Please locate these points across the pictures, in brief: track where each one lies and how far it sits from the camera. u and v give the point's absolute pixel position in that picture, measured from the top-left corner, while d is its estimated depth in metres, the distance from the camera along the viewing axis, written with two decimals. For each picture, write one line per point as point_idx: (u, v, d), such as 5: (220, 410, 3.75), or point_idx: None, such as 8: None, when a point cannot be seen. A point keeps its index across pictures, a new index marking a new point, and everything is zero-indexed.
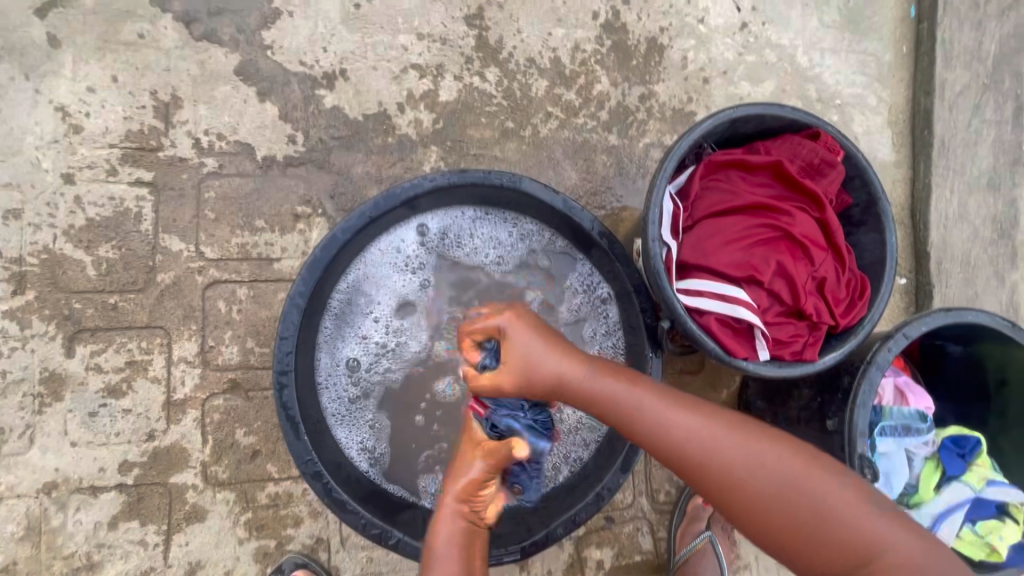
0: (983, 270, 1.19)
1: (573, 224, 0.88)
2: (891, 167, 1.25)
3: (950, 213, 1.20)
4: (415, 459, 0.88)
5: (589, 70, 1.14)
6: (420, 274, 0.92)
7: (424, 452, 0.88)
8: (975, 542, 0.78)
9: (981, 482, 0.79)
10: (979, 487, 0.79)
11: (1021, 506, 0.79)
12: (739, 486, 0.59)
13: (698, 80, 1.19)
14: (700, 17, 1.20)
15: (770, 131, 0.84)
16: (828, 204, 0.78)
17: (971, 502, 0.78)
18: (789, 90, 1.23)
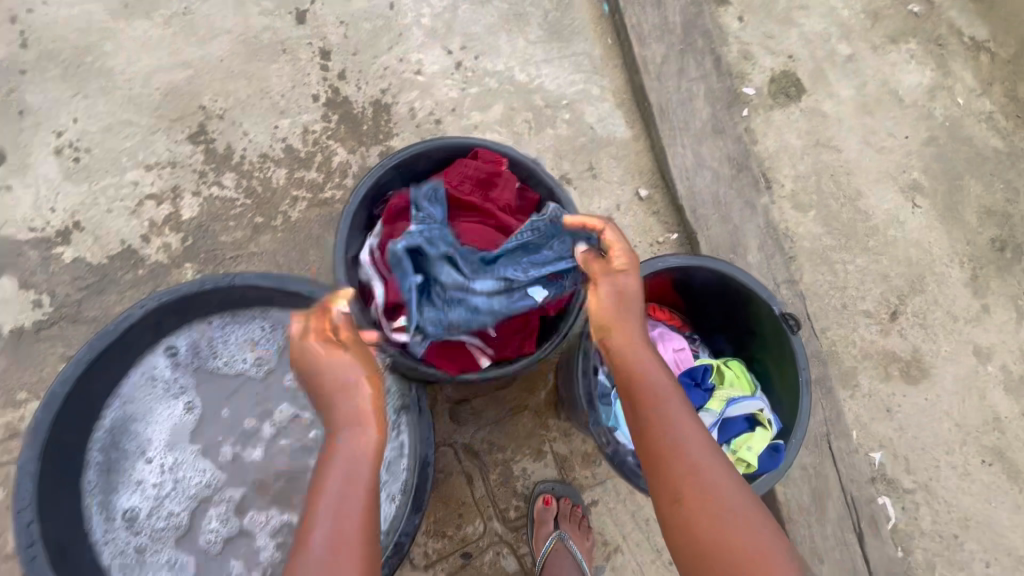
0: (734, 205, 1.31)
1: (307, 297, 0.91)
2: (629, 144, 1.38)
3: (688, 165, 1.32)
4: None
5: (323, 147, 1.22)
6: (185, 395, 0.94)
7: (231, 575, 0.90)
8: (733, 460, 0.87)
9: (720, 405, 0.89)
10: (717, 410, 0.88)
11: (761, 413, 0.88)
12: (705, 483, 0.62)
13: (430, 124, 1.29)
14: (416, 70, 1.32)
15: (444, 161, 0.93)
16: (503, 212, 0.88)
17: (714, 426, 0.88)
18: (517, 106, 1.35)
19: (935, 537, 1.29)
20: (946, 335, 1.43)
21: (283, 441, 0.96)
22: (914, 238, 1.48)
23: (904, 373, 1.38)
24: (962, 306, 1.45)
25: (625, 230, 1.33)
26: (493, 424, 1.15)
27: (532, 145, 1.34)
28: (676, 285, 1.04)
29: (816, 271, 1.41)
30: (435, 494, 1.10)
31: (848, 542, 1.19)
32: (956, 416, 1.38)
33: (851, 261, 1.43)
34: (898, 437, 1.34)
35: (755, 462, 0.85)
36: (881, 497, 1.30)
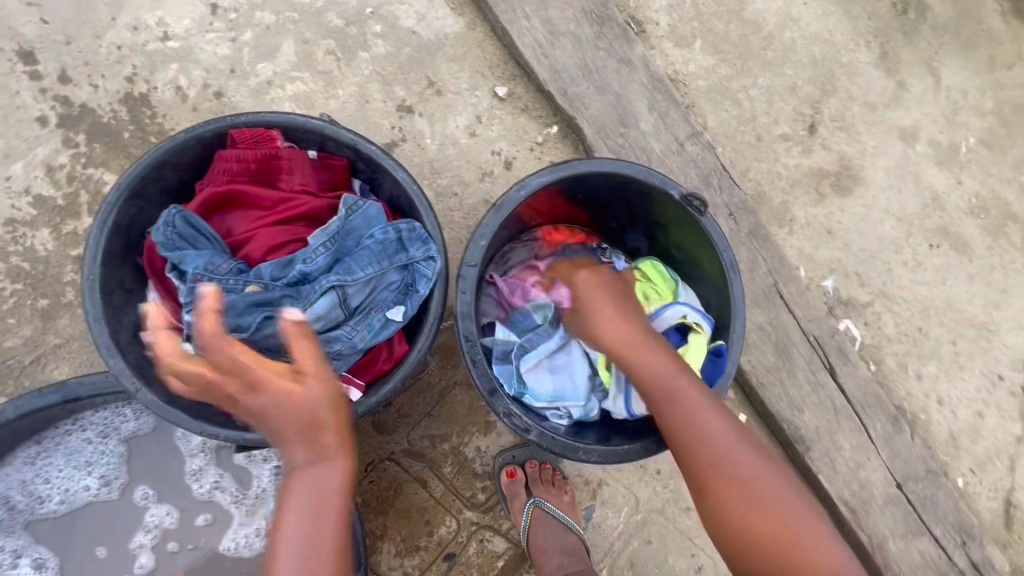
0: (607, 67, 1.09)
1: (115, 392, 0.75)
2: (465, 36, 1.11)
3: (540, 38, 1.08)
4: None
5: (83, 181, 0.93)
6: (24, 559, 0.77)
7: None
8: None
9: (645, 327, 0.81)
10: None
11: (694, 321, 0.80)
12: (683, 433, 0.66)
13: (210, 100, 1.00)
14: (163, 34, 1.00)
15: (201, 161, 0.68)
16: (301, 203, 0.67)
17: None
18: (311, 36, 1.05)
19: (901, 339, 1.27)
20: (869, 129, 1.30)
21: (172, 552, 0.80)
22: (813, 31, 1.29)
23: (836, 187, 1.27)
24: (878, 91, 1.31)
25: (496, 142, 1.11)
26: (428, 417, 1.00)
27: (349, 80, 1.06)
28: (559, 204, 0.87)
29: (720, 109, 1.23)
30: (392, 513, 0.98)
31: (823, 382, 1.14)
32: (896, 211, 1.29)
33: (753, 85, 1.25)
34: (846, 256, 1.26)
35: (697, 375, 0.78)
36: (842, 322, 1.24)
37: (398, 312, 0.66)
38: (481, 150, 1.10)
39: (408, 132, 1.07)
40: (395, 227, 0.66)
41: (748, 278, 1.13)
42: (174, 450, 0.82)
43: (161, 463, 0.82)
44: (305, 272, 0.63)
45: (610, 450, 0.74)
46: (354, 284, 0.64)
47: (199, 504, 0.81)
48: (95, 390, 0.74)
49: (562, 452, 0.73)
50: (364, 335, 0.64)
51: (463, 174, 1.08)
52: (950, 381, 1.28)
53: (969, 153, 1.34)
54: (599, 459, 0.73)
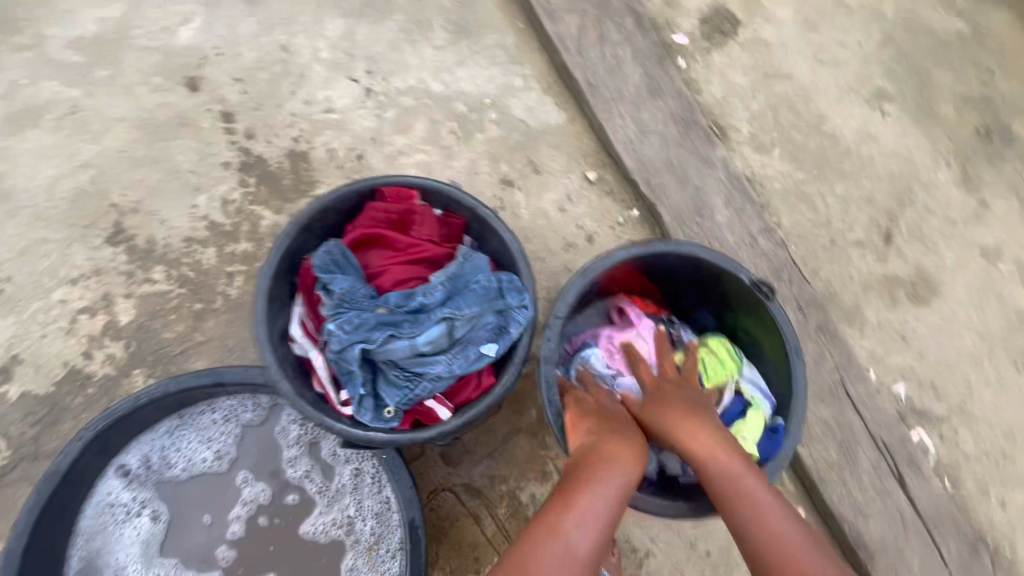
0: (689, 164, 1.22)
1: (245, 383, 0.90)
2: (566, 127, 1.30)
3: (631, 135, 1.23)
4: None
5: (247, 214, 1.16)
6: (148, 511, 0.92)
7: None
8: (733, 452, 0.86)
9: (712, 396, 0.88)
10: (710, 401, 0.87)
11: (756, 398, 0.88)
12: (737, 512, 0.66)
13: (353, 161, 1.22)
14: (327, 108, 1.25)
15: (354, 208, 0.85)
16: (425, 250, 0.82)
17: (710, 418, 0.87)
18: (439, 118, 1.27)
19: (981, 459, 1.21)
20: (947, 243, 1.33)
21: (262, 526, 0.92)
22: (891, 148, 1.37)
23: (911, 295, 1.29)
24: (958, 209, 1.35)
25: (581, 218, 1.25)
26: (490, 457, 1.07)
27: (464, 155, 1.26)
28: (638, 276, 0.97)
29: (794, 210, 1.31)
30: (445, 543, 1.03)
31: (891, 490, 1.11)
32: (977, 327, 1.28)
33: (828, 191, 1.33)
34: (920, 364, 1.25)
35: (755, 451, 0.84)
36: (914, 431, 1.21)
37: (490, 348, 0.77)
38: (568, 223, 1.24)
39: (507, 202, 1.24)
40: (498, 277, 0.79)
41: (814, 371, 1.15)
42: (277, 439, 0.95)
43: (264, 449, 0.95)
44: (423, 303, 0.76)
45: (661, 504, 0.80)
46: (461, 319, 0.76)
47: (288, 489, 0.94)
48: (240, 380, 0.89)
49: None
50: (462, 363, 0.75)
51: (549, 242, 1.22)
52: None
53: None
54: (645, 507, 0.79)
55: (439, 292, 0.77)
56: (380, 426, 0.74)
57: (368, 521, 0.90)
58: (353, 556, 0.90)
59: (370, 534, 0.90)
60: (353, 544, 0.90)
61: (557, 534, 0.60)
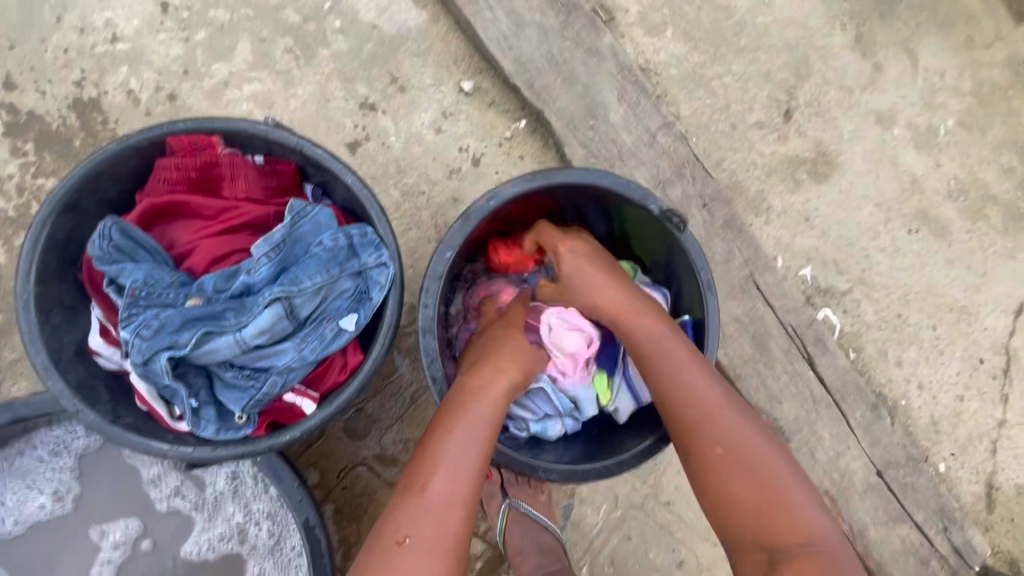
0: (575, 57, 1.06)
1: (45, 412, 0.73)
2: (428, 28, 1.08)
3: (505, 29, 1.04)
4: None
5: (34, 191, 0.91)
6: None
7: None
8: None
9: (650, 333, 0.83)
10: None
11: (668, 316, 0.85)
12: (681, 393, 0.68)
13: (164, 103, 0.97)
14: (112, 37, 0.96)
15: (142, 168, 0.65)
16: (245, 210, 0.65)
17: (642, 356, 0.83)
18: (267, 34, 1.02)
19: (881, 325, 1.26)
20: (846, 114, 1.28)
21: (146, 557, 0.79)
22: (787, 15, 1.27)
23: (813, 174, 1.25)
24: (854, 75, 1.29)
25: (463, 138, 1.08)
26: (396, 424, 0.97)
27: (307, 78, 1.03)
28: (533, 211, 0.86)
29: (693, 97, 1.21)
30: (365, 520, 0.96)
31: (801, 371, 1.13)
32: (874, 196, 1.28)
33: (726, 72, 1.23)
34: (823, 243, 1.24)
35: None
36: (820, 311, 1.24)
37: (349, 322, 0.64)
38: (447, 146, 1.07)
39: (372, 131, 1.04)
40: (345, 233, 0.64)
41: (723, 271, 1.11)
42: (127, 463, 0.79)
43: (115, 478, 0.80)
44: (248, 284, 0.60)
45: (571, 469, 0.74)
46: (302, 295, 0.61)
47: (159, 514, 0.79)
48: (42, 411, 0.72)
49: (523, 471, 0.73)
50: (315, 346, 0.62)
51: (430, 172, 1.06)
52: (929, 366, 1.27)
53: (947, 135, 1.32)
54: (560, 477, 0.74)
55: (268, 266, 0.61)
56: (228, 437, 0.61)
57: (263, 524, 0.79)
58: (257, 563, 0.79)
59: (269, 535, 0.79)
60: (252, 552, 0.79)
61: (419, 488, 0.60)
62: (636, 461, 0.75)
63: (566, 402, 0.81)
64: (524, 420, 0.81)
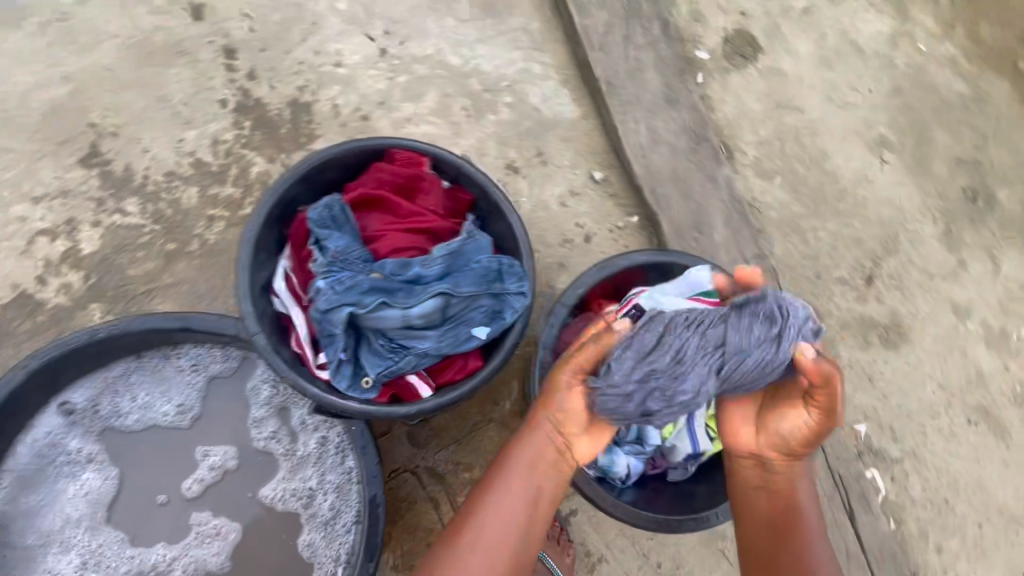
0: (695, 178, 1.22)
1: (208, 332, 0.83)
2: (579, 122, 1.27)
3: (643, 140, 1.22)
4: None
5: (237, 158, 1.10)
6: (96, 463, 0.84)
7: None
8: None
9: None
10: None
11: None
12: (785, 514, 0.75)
13: (357, 121, 1.17)
14: (336, 62, 1.19)
15: (359, 167, 0.81)
16: (425, 219, 0.78)
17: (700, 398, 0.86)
18: (452, 92, 1.23)
19: (926, 505, 1.25)
20: (923, 295, 1.37)
21: (226, 488, 0.85)
22: (884, 195, 1.41)
23: (883, 339, 1.33)
24: (937, 263, 1.39)
25: (582, 216, 1.23)
26: (454, 444, 1.04)
27: (470, 133, 1.22)
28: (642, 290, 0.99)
29: (786, 240, 1.33)
30: (400, 525, 1.00)
31: (840, 522, 1.14)
32: (939, 377, 1.33)
33: (821, 227, 1.36)
34: (882, 405, 1.29)
35: None
36: (869, 470, 1.25)
37: (482, 332, 0.74)
38: (567, 219, 1.22)
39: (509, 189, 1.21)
40: (499, 259, 0.76)
41: None
42: (244, 396, 0.87)
43: (228, 407, 0.87)
44: (419, 275, 0.72)
45: (633, 509, 0.82)
46: (457, 298, 0.73)
47: (251, 452, 0.86)
48: (213, 329, 0.83)
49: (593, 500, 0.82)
50: (450, 343, 0.72)
51: (546, 236, 1.21)
52: (969, 562, 1.24)
53: (1019, 342, 1.38)
54: (621, 515, 0.82)
55: (437, 268, 0.73)
56: (355, 395, 0.71)
57: (329, 496, 0.85)
58: (310, 532, 0.84)
59: (330, 508, 0.85)
60: (310, 518, 0.85)
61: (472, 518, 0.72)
62: (695, 524, 0.82)
63: (631, 438, 0.87)
64: (593, 455, 0.86)
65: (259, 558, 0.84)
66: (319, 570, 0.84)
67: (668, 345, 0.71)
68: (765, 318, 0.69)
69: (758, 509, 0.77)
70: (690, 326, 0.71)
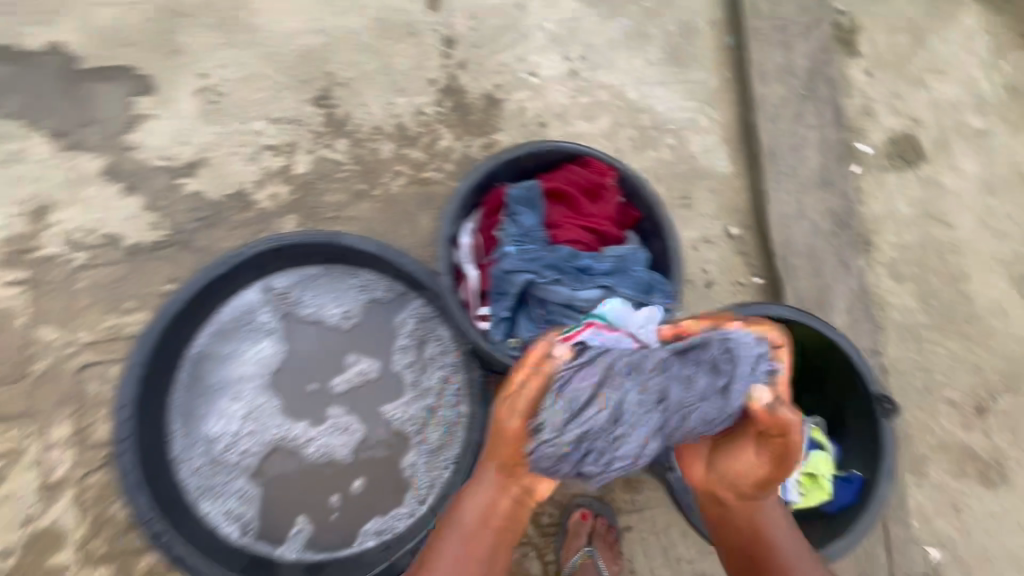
0: (829, 260, 1.27)
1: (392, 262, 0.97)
2: (730, 179, 1.34)
3: (788, 212, 1.29)
4: (280, 524, 0.94)
5: (432, 130, 1.26)
6: (270, 338, 1.00)
7: (288, 524, 0.94)
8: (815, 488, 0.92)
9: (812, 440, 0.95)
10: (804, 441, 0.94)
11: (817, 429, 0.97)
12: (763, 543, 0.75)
13: (536, 125, 1.32)
14: (532, 71, 1.34)
15: (554, 162, 0.92)
16: (598, 222, 0.89)
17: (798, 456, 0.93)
18: (624, 122, 1.35)
19: None
20: None
21: (361, 394, 0.99)
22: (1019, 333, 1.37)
23: (981, 475, 1.28)
24: None
25: (709, 264, 1.30)
26: None
27: (631, 160, 1.31)
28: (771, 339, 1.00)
29: (903, 346, 1.32)
30: None
31: None
32: None
33: (944, 345, 1.34)
34: (961, 539, 1.24)
35: (833, 491, 0.92)
36: None
37: None
38: (696, 263, 1.29)
39: None
40: (652, 274, 0.86)
41: None
42: (395, 322, 1.01)
43: (382, 327, 1.01)
44: (584, 268, 0.83)
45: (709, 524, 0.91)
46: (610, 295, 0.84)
47: (389, 371, 1.00)
48: (396, 259, 0.95)
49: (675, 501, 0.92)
50: None
51: None
52: None
53: None
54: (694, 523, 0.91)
55: (601, 267, 0.84)
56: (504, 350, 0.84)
57: (438, 429, 0.98)
58: (415, 455, 0.97)
59: (437, 439, 0.97)
60: (417, 443, 0.97)
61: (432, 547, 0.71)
62: None
63: None
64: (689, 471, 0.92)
65: (370, 462, 0.97)
66: (416, 490, 0.96)
67: (608, 398, 0.63)
68: (709, 367, 0.63)
69: (728, 519, 0.76)
70: (632, 372, 0.65)
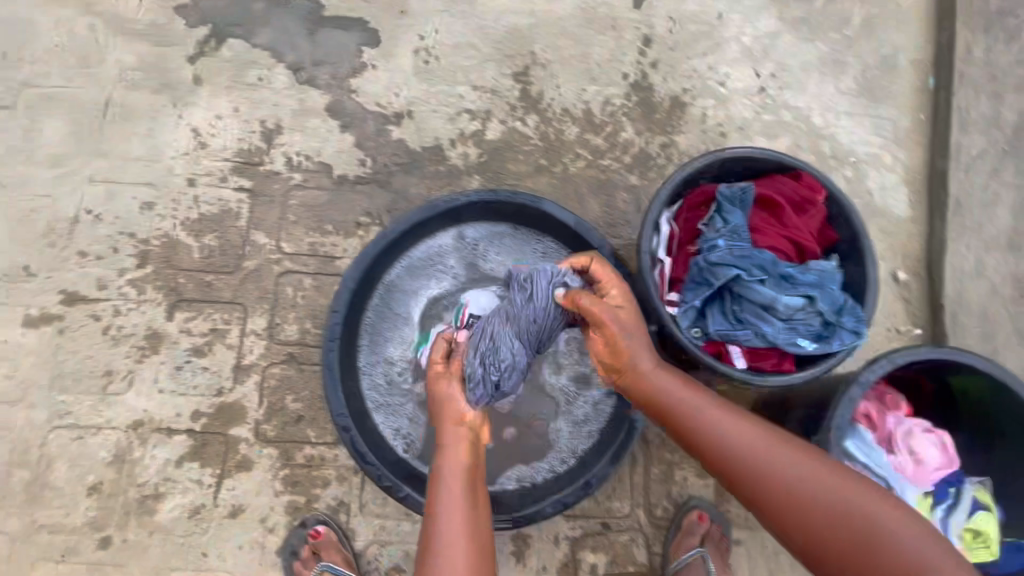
0: (1003, 326, 1.24)
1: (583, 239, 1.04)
2: (906, 223, 1.31)
3: (966, 269, 1.26)
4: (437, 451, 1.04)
5: (616, 121, 1.32)
6: (455, 283, 1.11)
7: None
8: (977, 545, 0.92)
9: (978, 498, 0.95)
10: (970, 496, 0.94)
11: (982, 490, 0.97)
12: (770, 476, 0.71)
13: (716, 134, 1.34)
14: (720, 81, 1.36)
15: (764, 173, 0.97)
16: (801, 234, 0.92)
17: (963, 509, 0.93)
18: (803, 147, 1.35)
19: None
20: None
21: None
22: None
23: None
24: None
25: None
26: None
27: None
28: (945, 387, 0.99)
29: None
30: None
31: None
32: None
33: None
34: None
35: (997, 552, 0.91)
36: None
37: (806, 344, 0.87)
38: None
39: None
40: (845, 297, 0.88)
41: None
42: None
43: None
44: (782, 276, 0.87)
45: None
46: (801, 308, 0.86)
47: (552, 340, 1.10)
48: (588, 237, 1.02)
49: None
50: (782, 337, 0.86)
51: None
52: None
53: None
54: None
55: (796, 278, 0.88)
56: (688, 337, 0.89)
57: (587, 405, 1.09)
58: (562, 422, 1.09)
59: (584, 414, 1.09)
60: (566, 412, 1.09)
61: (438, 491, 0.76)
62: None
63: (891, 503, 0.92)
64: None
65: (522, 417, 1.09)
66: (557, 451, 1.08)
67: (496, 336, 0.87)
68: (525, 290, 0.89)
69: (773, 494, 0.70)
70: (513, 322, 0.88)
